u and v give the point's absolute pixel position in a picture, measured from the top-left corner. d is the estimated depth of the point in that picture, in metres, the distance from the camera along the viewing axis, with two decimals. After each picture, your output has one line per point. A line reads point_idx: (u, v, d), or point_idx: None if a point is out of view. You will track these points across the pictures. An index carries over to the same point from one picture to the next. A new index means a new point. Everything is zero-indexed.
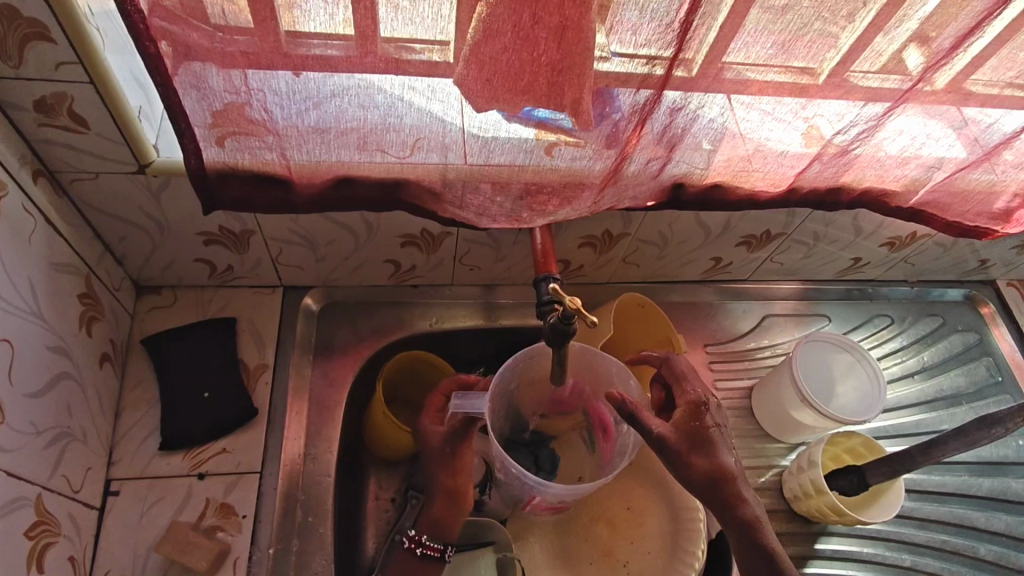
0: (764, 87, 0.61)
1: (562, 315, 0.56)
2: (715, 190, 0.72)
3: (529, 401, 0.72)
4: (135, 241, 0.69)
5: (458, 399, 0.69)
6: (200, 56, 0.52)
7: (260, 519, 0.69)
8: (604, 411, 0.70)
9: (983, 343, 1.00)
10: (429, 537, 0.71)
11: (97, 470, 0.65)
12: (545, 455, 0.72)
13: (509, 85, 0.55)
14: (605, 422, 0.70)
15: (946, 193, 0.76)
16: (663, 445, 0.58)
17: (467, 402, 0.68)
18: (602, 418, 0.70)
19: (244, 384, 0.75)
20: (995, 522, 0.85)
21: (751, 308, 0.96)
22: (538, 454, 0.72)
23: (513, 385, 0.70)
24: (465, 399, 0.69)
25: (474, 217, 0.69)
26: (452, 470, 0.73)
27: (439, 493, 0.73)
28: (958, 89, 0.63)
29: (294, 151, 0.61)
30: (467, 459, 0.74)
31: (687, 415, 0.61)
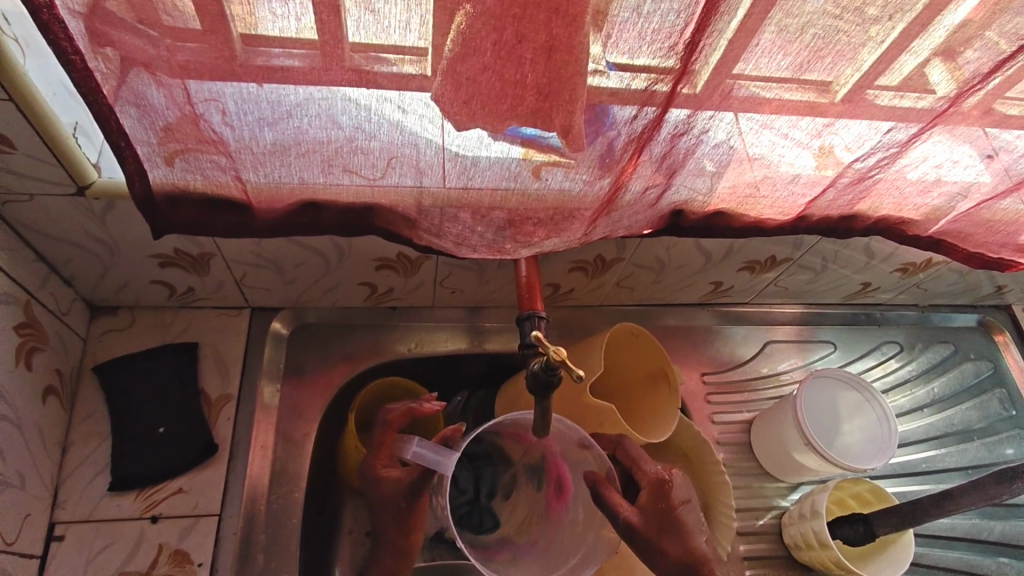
0: (778, 108, 0.54)
1: (545, 365, 0.50)
2: (718, 217, 0.66)
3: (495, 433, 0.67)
4: (83, 262, 0.63)
5: (421, 446, 0.60)
6: (138, 68, 0.46)
7: (217, 568, 0.63)
8: (566, 472, 0.66)
9: (997, 373, 0.95)
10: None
11: (37, 516, 0.60)
12: (488, 478, 0.70)
13: (491, 107, 0.49)
14: (563, 485, 0.66)
15: (969, 222, 0.70)
16: (631, 532, 0.58)
17: (425, 454, 0.60)
18: (561, 479, 0.66)
19: (205, 417, 0.69)
20: (1005, 570, 0.80)
21: (751, 334, 0.90)
22: (480, 474, 0.70)
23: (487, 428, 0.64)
24: (429, 449, 0.61)
25: (453, 245, 0.63)
26: (405, 530, 0.67)
27: (390, 549, 0.68)
28: (992, 113, 0.57)
29: (250, 171, 0.55)
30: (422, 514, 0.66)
31: (652, 495, 0.62)
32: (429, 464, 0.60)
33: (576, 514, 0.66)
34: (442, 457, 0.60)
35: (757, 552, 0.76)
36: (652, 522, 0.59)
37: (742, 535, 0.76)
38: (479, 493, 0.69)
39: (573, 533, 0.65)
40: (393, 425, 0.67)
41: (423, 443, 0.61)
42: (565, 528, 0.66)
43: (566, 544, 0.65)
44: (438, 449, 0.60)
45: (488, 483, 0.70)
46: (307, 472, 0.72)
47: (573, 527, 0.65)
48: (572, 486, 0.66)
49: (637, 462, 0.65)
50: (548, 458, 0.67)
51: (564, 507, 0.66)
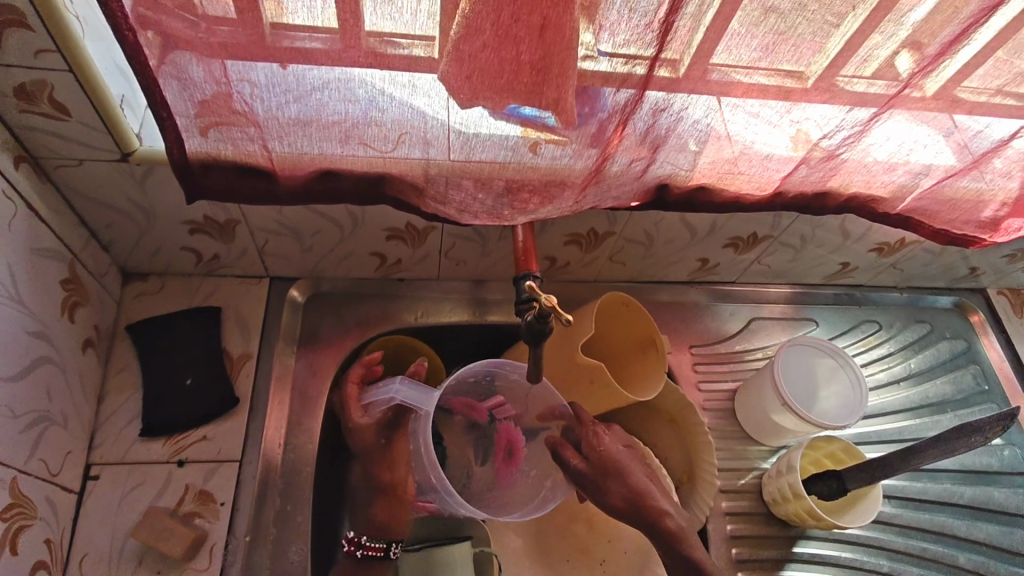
0: (750, 90, 0.60)
1: (539, 313, 0.56)
2: (701, 191, 0.72)
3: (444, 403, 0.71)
4: (121, 227, 0.69)
5: (404, 388, 0.68)
6: (182, 46, 0.52)
7: (238, 507, 0.69)
8: (517, 437, 0.70)
9: (971, 351, 1.00)
10: (369, 538, 0.71)
11: (76, 455, 0.66)
12: (436, 456, 0.72)
13: (491, 83, 0.55)
14: (512, 452, 0.71)
15: (934, 200, 0.76)
16: (581, 477, 0.66)
17: (410, 391, 0.68)
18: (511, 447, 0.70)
19: (228, 373, 0.75)
20: (976, 531, 0.85)
21: (738, 310, 0.96)
22: (429, 450, 0.72)
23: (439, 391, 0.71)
24: (410, 391, 0.68)
25: (457, 212, 0.69)
26: (388, 463, 0.73)
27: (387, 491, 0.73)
28: (948, 97, 0.63)
29: (276, 141, 0.61)
30: (403, 451, 0.73)
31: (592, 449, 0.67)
32: (410, 402, 0.67)
33: (529, 472, 0.70)
34: (423, 398, 0.67)
35: (738, 508, 0.81)
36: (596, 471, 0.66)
37: (724, 492, 0.82)
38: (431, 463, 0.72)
39: (528, 486, 0.70)
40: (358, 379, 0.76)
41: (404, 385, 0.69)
42: (523, 482, 0.70)
43: (524, 498, 0.69)
44: (417, 392, 0.68)
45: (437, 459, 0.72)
46: (320, 426, 0.78)
47: (527, 482, 0.70)
48: (522, 452, 0.70)
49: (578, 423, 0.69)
50: (499, 426, 0.71)
51: (514, 471, 0.70)
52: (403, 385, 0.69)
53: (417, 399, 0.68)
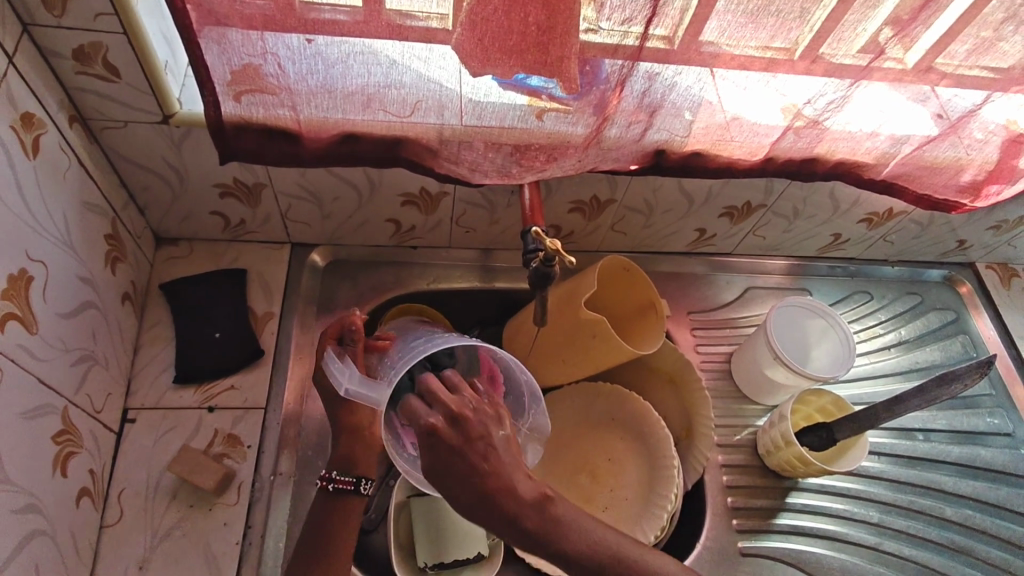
0: (737, 59, 0.65)
1: (545, 258, 0.62)
2: (695, 157, 0.77)
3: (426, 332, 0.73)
4: (157, 190, 0.75)
5: (354, 384, 0.63)
6: (225, 17, 0.57)
7: (263, 450, 0.74)
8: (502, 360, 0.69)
9: (960, 321, 1.04)
10: (339, 472, 0.68)
11: (115, 397, 0.71)
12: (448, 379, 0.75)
13: (500, 45, 0.60)
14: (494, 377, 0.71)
15: (916, 166, 0.81)
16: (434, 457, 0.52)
17: (367, 392, 0.62)
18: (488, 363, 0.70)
19: (253, 329, 0.80)
20: (962, 486, 0.89)
21: (735, 280, 1.00)
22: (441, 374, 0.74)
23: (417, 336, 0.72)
24: (361, 387, 0.63)
25: (468, 171, 0.74)
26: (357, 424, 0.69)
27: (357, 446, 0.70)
28: (924, 67, 0.68)
29: (304, 105, 0.66)
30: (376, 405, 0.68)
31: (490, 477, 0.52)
32: (366, 399, 0.62)
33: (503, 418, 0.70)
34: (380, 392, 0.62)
35: (733, 461, 0.85)
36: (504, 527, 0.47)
37: (721, 446, 0.86)
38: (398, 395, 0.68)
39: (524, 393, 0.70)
40: (332, 335, 0.71)
41: (356, 380, 0.63)
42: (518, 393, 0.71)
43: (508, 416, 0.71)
44: (370, 385, 0.63)
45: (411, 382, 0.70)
46: None
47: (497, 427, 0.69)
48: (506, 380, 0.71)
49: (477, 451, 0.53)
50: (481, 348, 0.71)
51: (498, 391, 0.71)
52: (354, 377, 0.63)
53: (373, 396, 0.62)
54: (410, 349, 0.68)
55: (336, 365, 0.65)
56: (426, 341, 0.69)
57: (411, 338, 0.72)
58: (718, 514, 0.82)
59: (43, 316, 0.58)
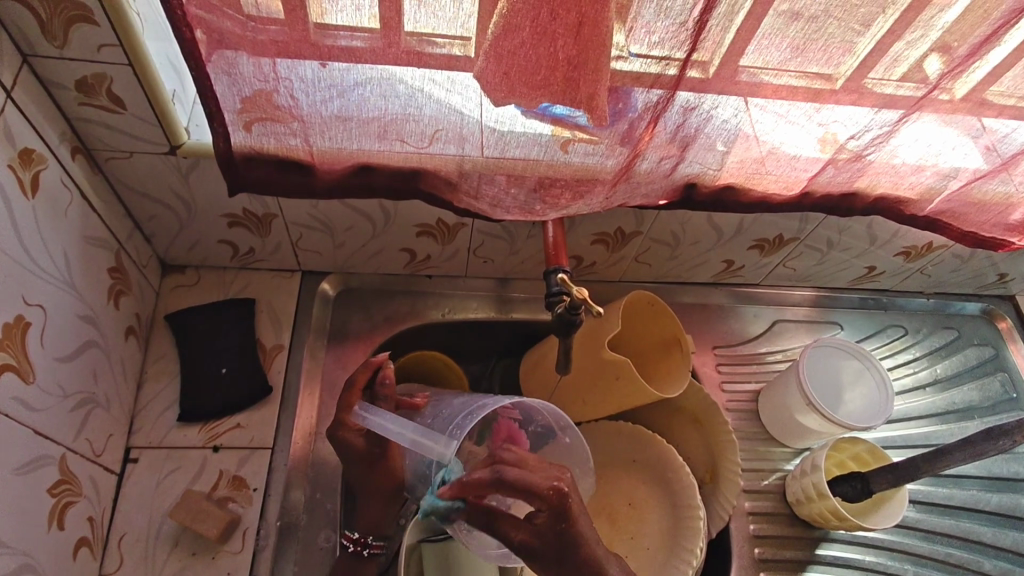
0: (778, 90, 0.61)
1: (570, 306, 0.59)
2: (728, 191, 0.73)
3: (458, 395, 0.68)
4: (164, 220, 0.72)
5: (416, 433, 0.58)
6: (238, 45, 0.54)
7: (269, 493, 0.71)
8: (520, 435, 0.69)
9: (999, 358, 0.99)
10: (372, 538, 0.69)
11: (117, 437, 0.68)
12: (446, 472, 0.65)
13: (526, 79, 0.56)
14: None
15: (962, 202, 0.76)
16: (531, 551, 0.53)
17: (432, 440, 0.57)
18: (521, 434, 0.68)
19: (261, 363, 0.77)
20: (1003, 538, 0.84)
21: (762, 312, 0.96)
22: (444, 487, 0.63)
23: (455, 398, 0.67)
24: (423, 436, 0.58)
25: (489, 207, 0.71)
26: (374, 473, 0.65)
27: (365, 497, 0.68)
28: (976, 99, 0.63)
29: (317, 137, 0.63)
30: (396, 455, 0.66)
31: (550, 519, 0.52)
32: (424, 448, 0.57)
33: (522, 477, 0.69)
34: (443, 443, 0.57)
35: (761, 509, 0.81)
36: (553, 545, 0.53)
37: (747, 492, 0.82)
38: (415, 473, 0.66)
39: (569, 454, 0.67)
40: (360, 384, 0.65)
41: (419, 430, 0.58)
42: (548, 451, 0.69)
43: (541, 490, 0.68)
44: (430, 434, 0.58)
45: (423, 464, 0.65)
46: None
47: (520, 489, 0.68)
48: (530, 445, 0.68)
49: (521, 486, 0.52)
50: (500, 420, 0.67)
51: None
52: (412, 428, 0.58)
53: (434, 447, 0.57)
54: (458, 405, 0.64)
55: (376, 412, 0.61)
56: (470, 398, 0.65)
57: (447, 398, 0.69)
58: (744, 566, 0.78)
59: (38, 361, 0.55)
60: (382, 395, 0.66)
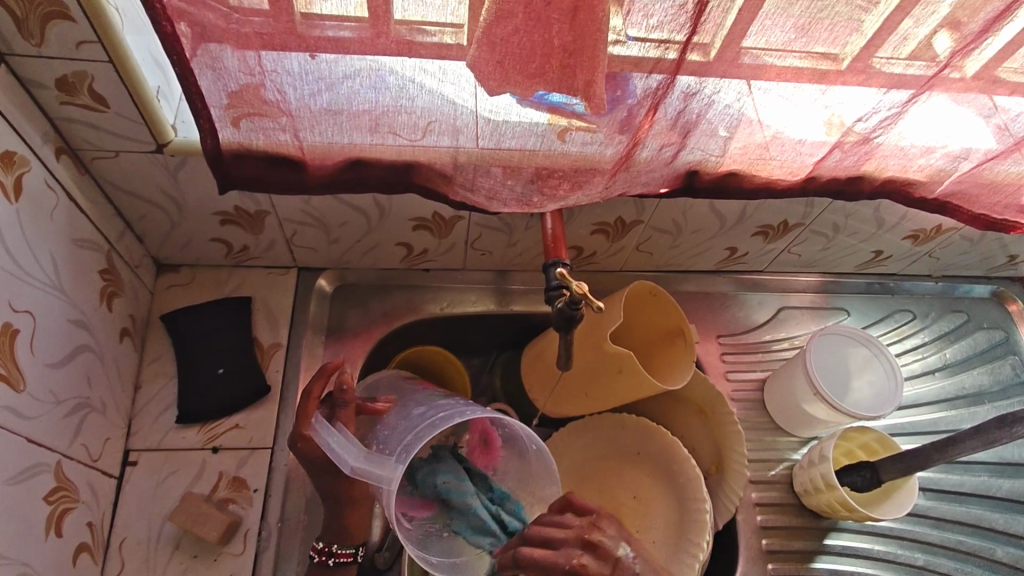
0: (783, 72, 0.59)
1: (569, 300, 0.57)
2: (730, 178, 0.71)
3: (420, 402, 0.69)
4: (155, 219, 0.71)
5: (362, 460, 0.59)
6: (221, 38, 0.52)
7: (270, 494, 0.70)
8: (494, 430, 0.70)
9: (1009, 341, 0.98)
10: (339, 546, 0.67)
11: (114, 441, 0.67)
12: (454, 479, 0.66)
13: (522, 67, 0.54)
14: (488, 440, 0.71)
15: (972, 184, 0.74)
16: None
17: (370, 467, 0.58)
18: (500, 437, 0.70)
19: (258, 362, 0.76)
20: (1014, 524, 0.83)
21: (766, 299, 0.94)
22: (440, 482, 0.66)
23: (417, 407, 0.67)
24: (369, 463, 0.58)
25: (485, 200, 0.69)
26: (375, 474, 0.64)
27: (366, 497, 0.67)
28: (989, 76, 0.61)
29: (307, 132, 0.61)
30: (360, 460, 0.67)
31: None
32: (368, 476, 0.58)
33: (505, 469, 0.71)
34: (387, 470, 0.58)
35: (769, 500, 0.80)
36: None
37: (753, 483, 0.81)
38: (418, 468, 0.67)
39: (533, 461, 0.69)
40: (318, 393, 0.66)
41: (363, 456, 0.59)
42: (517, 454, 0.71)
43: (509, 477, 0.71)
44: (378, 461, 0.59)
45: (454, 479, 0.66)
46: None
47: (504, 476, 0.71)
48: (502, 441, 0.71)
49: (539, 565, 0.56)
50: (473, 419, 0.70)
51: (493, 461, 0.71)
52: (359, 453, 0.59)
53: (379, 474, 0.58)
54: (413, 420, 0.65)
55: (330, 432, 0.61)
56: (429, 409, 0.66)
57: (411, 403, 0.69)
58: (753, 558, 0.77)
59: (27, 367, 0.54)
60: (342, 402, 0.65)
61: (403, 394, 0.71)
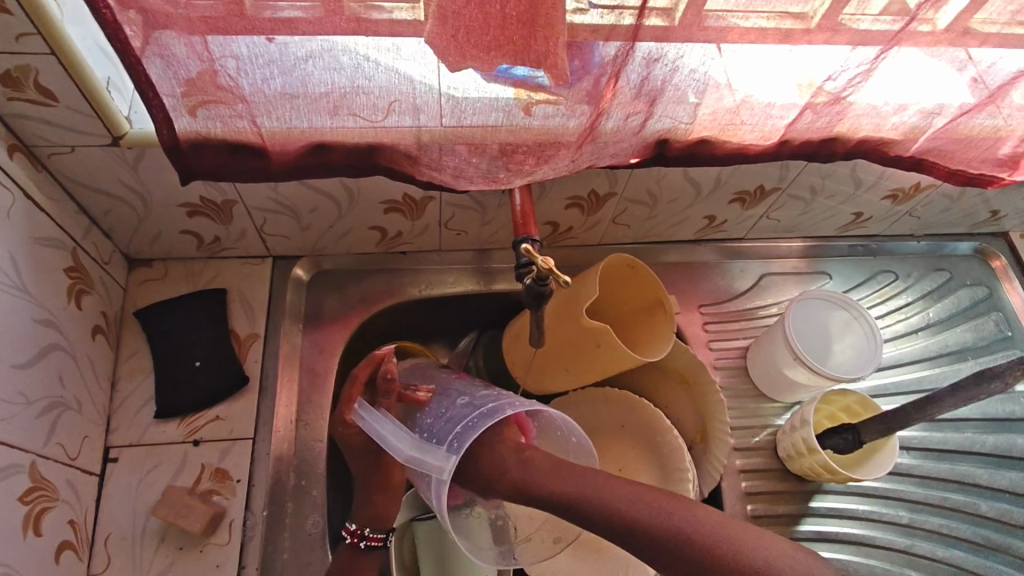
0: (747, 33, 0.57)
1: (537, 277, 0.57)
2: (702, 145, 0.70)
3: (461, 389, 0.68)
4: (120, 214, 0.69)
5: (414, 449, 0.58)
6: (164, 24, 0.50)
7: (254, 483, 0.70)
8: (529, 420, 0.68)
9: (993, 297, 0.97)
10: (371, 529, 0.66)
11: (93, 438, 0.67)
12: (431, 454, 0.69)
13: (477, 40, 0.52)
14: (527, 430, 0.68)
15: (948, 140, 0.73)
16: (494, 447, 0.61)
17: (423, 457, 0.57)
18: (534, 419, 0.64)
19: (236, 354, 0.76)
20: (998, 479, 0.84)
21: (749, 267, 0.94)
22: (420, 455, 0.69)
23: (461, 396, 0.66)
24: (421, 453, 0.57)
25: (451, 178, 0.68)
26: None
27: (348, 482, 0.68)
28: (959, 28, 0.59)
29: (264, 117, 0.59)
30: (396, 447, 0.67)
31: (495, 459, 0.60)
32: (422, 466, 0.57)
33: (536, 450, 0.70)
34: (440, 458, 0.57)
35: (752, 466, 0.81)
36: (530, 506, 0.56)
37: (738, 450, 0.81)
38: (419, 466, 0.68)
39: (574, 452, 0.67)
40: (362, 379, 0.67)
41: (414, 445, 0.58)
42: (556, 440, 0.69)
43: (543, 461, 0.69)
44: (430, 451, 0.58)
45: None
46: (330, 401, 0.78)
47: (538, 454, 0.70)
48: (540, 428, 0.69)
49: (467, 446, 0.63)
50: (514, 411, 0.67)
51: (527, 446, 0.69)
52: (409, 442, 0.58)
53: (431, 463, 0.57)
54: (456, 408, 0.63)
55: (381, 423, 0.61)
56: (472, 398, 0.65)
57: (452, 391, 0.67)
58: (738, 523, 0.78)
59: None
60: (384, 390, 0.65)
61: (444, 383, 0.71)
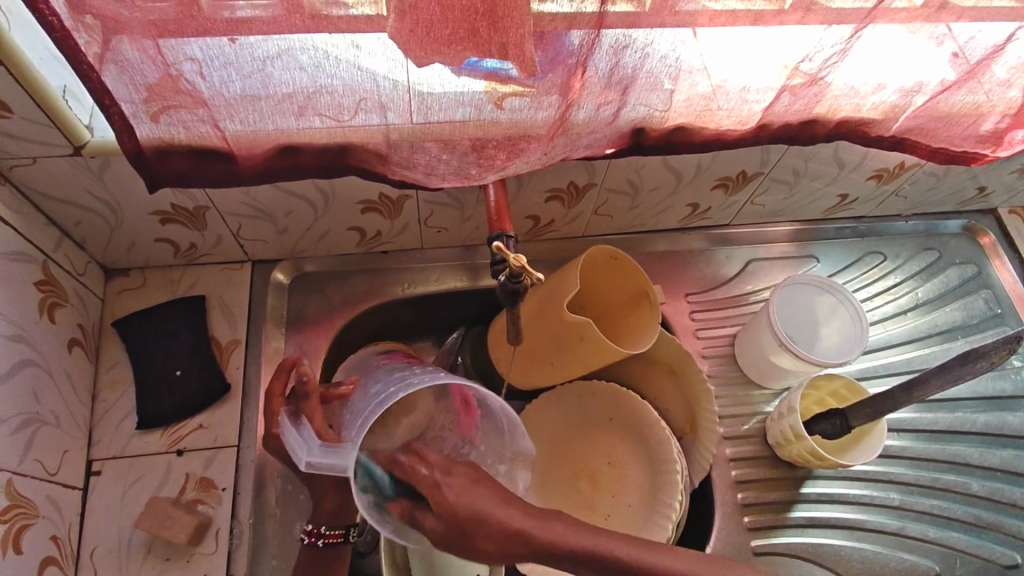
0: (717, 16, 0.56)
1: (510, 274, 0.56)
2: (678, 132, 0.69)
3: (381, 378, 0.63)
4: (91, 224, 0.68)
5: (315, 453, 0.53)
6: (116, 30, 0.49)
7: (239, 491, 0.70)
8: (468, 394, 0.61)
9: (982, 275, 0.96)
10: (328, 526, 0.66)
11: (73, 452, 0.67)
12: None
13: (437, 34, 0.51)
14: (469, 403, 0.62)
15: (929, 117, 0.72)
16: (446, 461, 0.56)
17: (325, 458, 0.52)
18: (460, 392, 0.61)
19: (217, 361, 0.75)
20: (990, 458, 0.83)
21: (735, 253, 0.93)
22: None
23: (378, 385, 0.61)
24: (322, 454, 0.53)
25: (424, 176, 0.67)
26: None
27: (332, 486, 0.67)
28: (934, 3, 0.58)
29: (227, 120, 0.58)
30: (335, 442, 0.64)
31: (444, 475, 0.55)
32: (328, 468, 0.52)
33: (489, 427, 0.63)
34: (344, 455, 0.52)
35: (742, 454, 0.80)
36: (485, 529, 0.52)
37: (727, 439, 0.81)
38: None
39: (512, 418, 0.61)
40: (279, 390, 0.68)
41: (314, 449, 0.53)
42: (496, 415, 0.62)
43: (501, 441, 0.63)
44: (332, 451, 0.53)
45: None
46: None
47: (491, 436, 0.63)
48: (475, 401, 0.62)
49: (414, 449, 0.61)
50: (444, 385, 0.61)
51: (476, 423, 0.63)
52: (311, 445, 0.54)
53: (336, 463, 0.52)
54: (372, 399, 0.59)
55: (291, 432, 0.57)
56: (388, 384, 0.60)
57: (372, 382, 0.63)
58: (728, 512, 0.77)
59: None
60: (303, 394, 0.63)
61: (371, 371, 0.68)
